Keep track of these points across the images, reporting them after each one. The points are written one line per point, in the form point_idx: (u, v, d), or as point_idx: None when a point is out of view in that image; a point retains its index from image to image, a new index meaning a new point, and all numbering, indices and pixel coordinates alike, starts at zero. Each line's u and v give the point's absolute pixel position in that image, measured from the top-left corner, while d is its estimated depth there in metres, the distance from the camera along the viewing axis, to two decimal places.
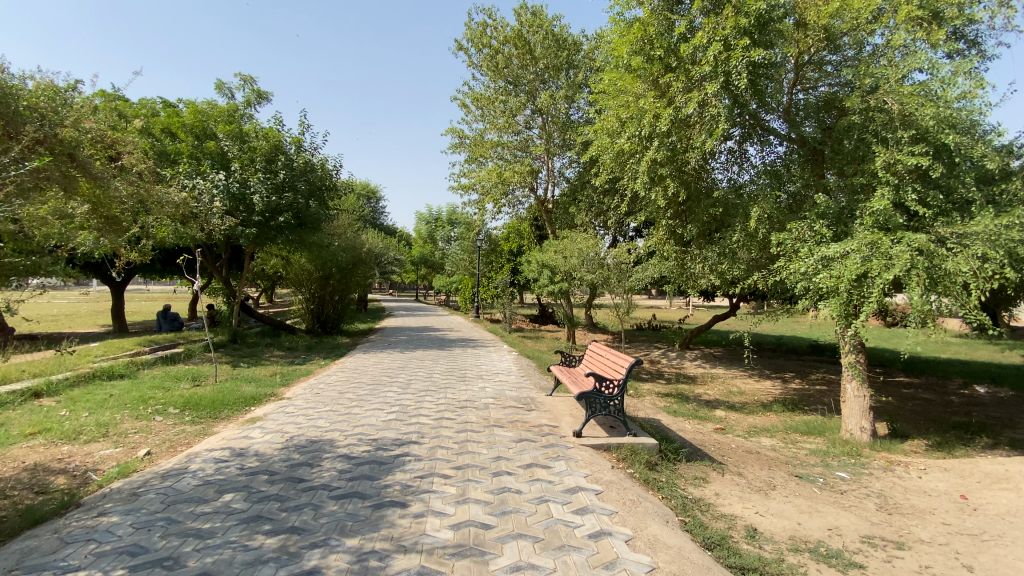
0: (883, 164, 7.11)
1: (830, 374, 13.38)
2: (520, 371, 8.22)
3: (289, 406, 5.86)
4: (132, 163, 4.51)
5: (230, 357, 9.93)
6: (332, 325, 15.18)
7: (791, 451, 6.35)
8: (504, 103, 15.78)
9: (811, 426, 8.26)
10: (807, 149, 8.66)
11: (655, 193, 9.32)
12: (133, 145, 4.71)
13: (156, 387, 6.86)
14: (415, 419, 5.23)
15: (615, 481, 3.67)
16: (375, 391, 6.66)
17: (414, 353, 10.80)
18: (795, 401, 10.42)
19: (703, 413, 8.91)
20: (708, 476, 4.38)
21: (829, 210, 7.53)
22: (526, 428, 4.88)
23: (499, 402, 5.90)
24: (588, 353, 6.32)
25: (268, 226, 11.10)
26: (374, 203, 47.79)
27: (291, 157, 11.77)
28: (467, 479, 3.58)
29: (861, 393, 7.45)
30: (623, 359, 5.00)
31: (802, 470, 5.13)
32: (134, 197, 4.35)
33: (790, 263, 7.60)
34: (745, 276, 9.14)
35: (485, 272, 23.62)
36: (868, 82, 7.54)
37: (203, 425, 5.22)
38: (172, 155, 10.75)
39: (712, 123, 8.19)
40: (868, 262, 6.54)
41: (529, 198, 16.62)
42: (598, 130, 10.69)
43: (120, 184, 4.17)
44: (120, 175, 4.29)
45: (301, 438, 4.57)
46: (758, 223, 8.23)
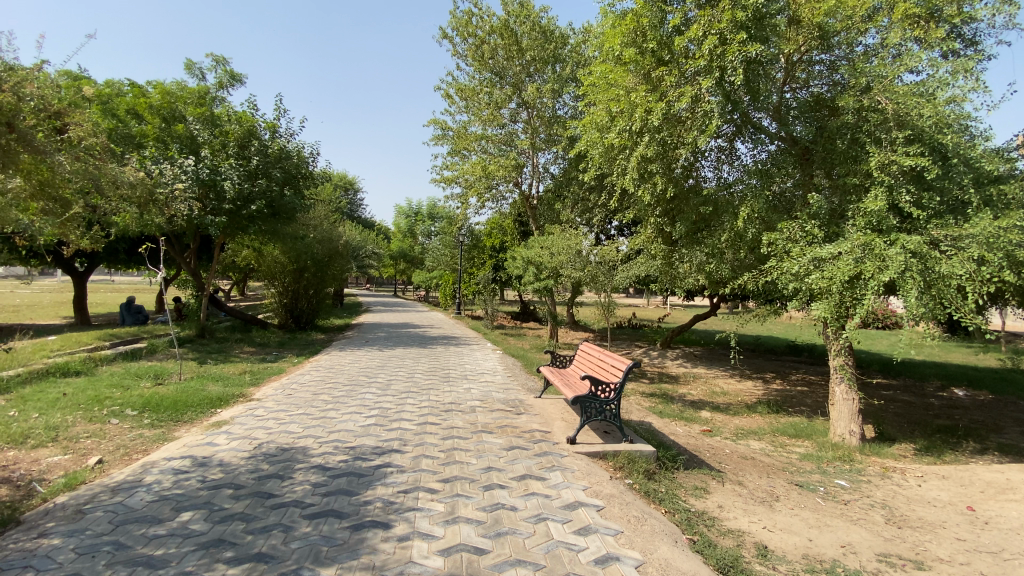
0: (876, 165, 6.99)
1: (810, 375, 13.46)
2: (505, 371, 7.91)
3: (260, 408, 5.44)
4: (82, 137, 4.05)
5: (197, 354, 9.37)
6: (306, 320, 14.66)
7: (783, 456, 6.21)
8: (488, 95, 15.42)
9: (798, 428, 8.18)
10: (797, 148, 8.53)
11: (643, 190, 9.06)
12: (85, 116, 4.23)
13: (114, 385, 6.32)
14: (397, 424, 4.89)
15: (615, 494, 3.41)
16: (353, 391, 6.28)
17: (394, 350, 10.40)
18: (779, 403, 10.38)
19: (690, 414, 8.76)
20: (709, 486, 4.16)
21: (821, 211, 7.42)
22: (516, 434, 4.58)
23: (486, 405, 5.59)
24: (580, 354, 6.04)
25: (240, 215, 10.50)
26: (352, 195, 46.77)
27: (265, 144, 11.19)
28: (456, 495, 3.26)
29: (850, 397, 7.38)
30: (619, 362, 4.73)
31: (799, 477, 4.98)
32: (81, 174, 3.91)
33: (781, 264, 7.43)
34: (732, 276, 8.99)
35: (466, 267, 23.21)
36: (862, 81, 7.44)
37: (164, 430, 4.76)
38: (136, 138, 10.06)
39: (704, 121, 8.02)
40: (861, 264, 6.43)
41: (513, 192, 16.31)
42: (587, 124, 10.41)
43: (65, 159, 3.73)
44: (66, 149, 3.86)
45: (271, 446, 4.17)
46: (748, 223, 8.07)
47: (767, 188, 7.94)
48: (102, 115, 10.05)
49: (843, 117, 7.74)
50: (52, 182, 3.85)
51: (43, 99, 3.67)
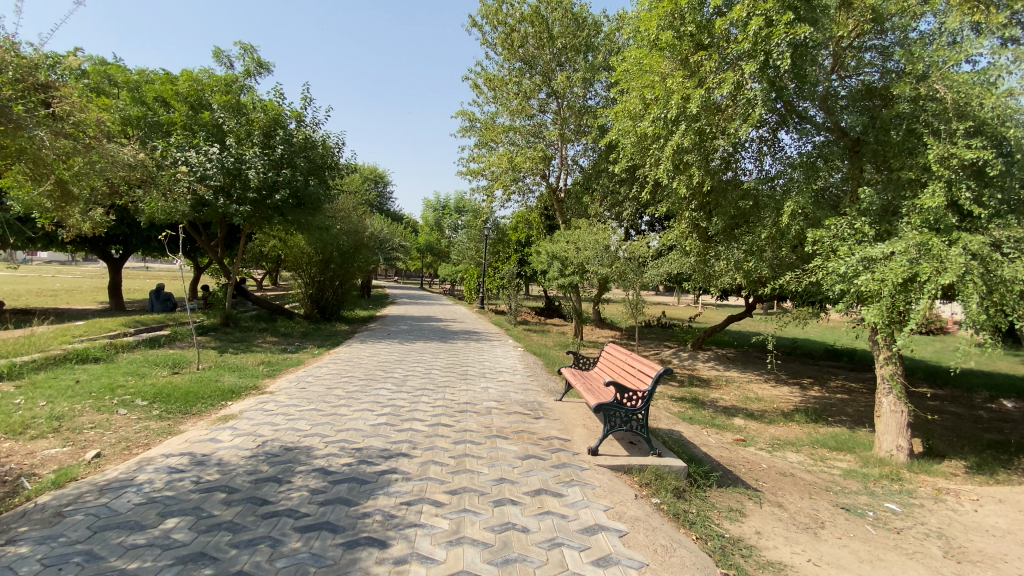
0: (935, 158, 6.31)
1: (850, 381, 12.69)
2: (526, 370, 7.60)
3: (270, 401, 5.27)
4: (66, 112, 4.00)
5: (219, 342, 9.37)
6: (331, 311, 14.69)
7: (823, 471, 5.72)
8: (517, 85, 15.03)
9: (839, 441, 7.59)
10: (847, 140, 7.83)
11: (677, 182, 8.55)
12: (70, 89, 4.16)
13: (129, 373, 6.28)
14: (408, 424, 4.63)
15: (641, 518, 3.05)
16: (367, 387, 6.06)
17: (414, 344, 10.22)
18: (817, 411, 9.76)
19: (720, 421, 8.28)
20: (745, 508, 3.75)
21: (873, 207, 6.78)
22: (533, 441, 4.25)
23: (503, 407, 5.27)
24: (605, 355, 5.67)
25: (264, 204, 10.35)
26: (382, 187, 47.14)
27: (291, 133, 11.07)
28: (464, 510, 2.96)
29: (898, 409, 6.78)
30: (647, 368, 4.36)
31: (845, 498, 4.50)
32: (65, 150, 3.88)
33: (827, 263, 6.86)
34: (773, 276, 8.44)
35: (491, 261, 22.94)
36: (919, 68, 6.77)
37: (170, 422, 4.62)
38: (165, 126, 10.16)
39: (746, 109, 7.48)
40: (917, 265, 5.83)
41: (540, 185, 15.92)
42: (619, 113, 9.94)
43: (46, 136, 3.70)
44: (48, 124, 3.82)
45: (274, 444, 3.96)
46: (791, 219, 7.48)
47: (814, 182, 7.33)
48: (132, 104, 10.14)
49: (896, 106, 7.07)
50: (42, 160, 3.87)
51: (20, 65, 3.67)
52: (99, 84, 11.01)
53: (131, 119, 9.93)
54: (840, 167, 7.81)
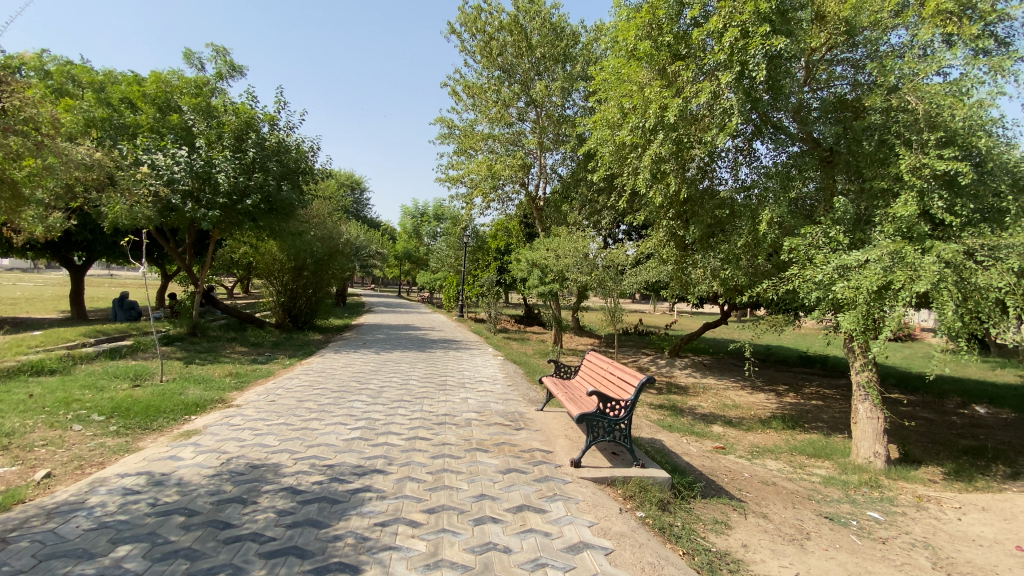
0: (907, 168, 6.48)
1: (824, 388, 12.90)
2: (506, 380, 7.46)
3: (237, 415, 5.00)
4: None
5: (186, 353, 8.97)
6: (304, 320, 14.33)
7: (803, 479, 5.73)
8: (496, 93, 15.01)
9: (816, 447, 7.65)
10: (819, 151, 7.99)
11: (655, 191, 8.55)
12: None
13: (87, 386, 5.92)
14: (383, 438, 4.44)
15: (627, 533, 2.94)
16: (341, 399, 5.83)
17: (391, 354, 9.98)
18: (794, 418, 9.86)
19: (700, 428, 8.28)
20: (730, 520, 3.68)
21: (847, 216, 6.88)
22: (514, 454, 4.12)
23: (483, 419, 5.12)
24: (586, 364, 5.59)
25: (235, 209, 10.02)
26: (358, 194, 46.54)
27: (263, 137, 10.74)
28: (442, 531, 2.80)
29: (874, 415, 6.88)
30: (630, 377, 4.27)
31: (827, 508, 4.48)
32: None
33: (803, 271, 6.91)
34: (750, 284, 8.50)
35: (470, 269, 22.76)
36: (891, 80, 6.95)
37: (129, 438, 4.33)
38: (132, 129, 9.76)
39: (723, 119, 7.56)
40: (891, 273, 5.93)
41: (519, 193, 15.89)
42: (598, 122, 9.96)
43: None
44: None
45: (240, 462, 3.73)
46: (768, 228, 7.53)
47: (789, 191, 7.43)
48: (96, 105, 9.71)
49: (868, 117, 7.24)
50: None
51: None
52: (63, 85, 10.59)
53: (95, 120, 9.54)
54: (813, 178, 7.90)
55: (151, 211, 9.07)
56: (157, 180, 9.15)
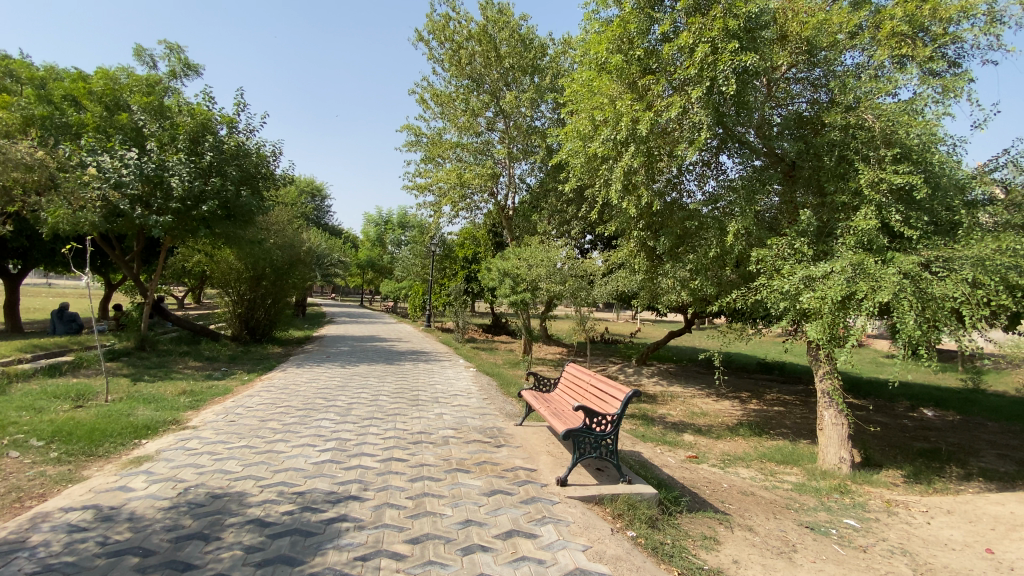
0: (867, 182, 6.74)
1: (784, 394, 13.29)
2: (480, 393, 7.26)
3: (193, 438, 4.61)
4: None
5: (133, 369, 8.33)
6: (262, 332, 13.70)
7: (777, 487, 5.79)
8: (464, 102, 14.89)
9: (784, 453, 7.81)
10: (782, 166, 8.21)
11: (627, 202, 8.54)
12: None
13: (21, 407, 5.34)
14: (356, 460, 4.17)
15: (622, 556, 2.83)
16: (307, 418, 5.49)
17: (357, 367, 9.60)
18: (759, 424, 10.08)
19: (672, 437, 8.31)
20: (718, 534, 3.64)
21: (810, 228, 7.06)
22: (497, 474, 3.95)
23: (460, 436, 4.93)
24: (565, 377, 5.49)
25: (189, 215, 9.46)
26: (318, 201, 45.31)
27: (221, 140, 10.17)
28: (429, 563, 2.62)
29: (839, 422, 7.08)
30: (615, 391, 4.18)
31: (806, 516, 4.52)
32: None
33: (770, 282, 7.03)
34: (718, 294, 8.62)
35: (436, 279, 22.40)
36: (850, 98, 7.25)
37: (73, 466, 3.87)
38: (75, 128, 9.07)
39: (693, 132, 7.69)
40: (854, 285, 6.11)
41: (488, 203, 15.78)
42: (569, 133, 9.96)
43: None
44: None
45: (199, 492, 3.40)
46: (735, 239, 7.64)
47: (756, 203, 7.57)
48: (36, 102, 9.05)
49: (829, 134, 7.50)
50: None
51: None
52: None
53: (35, 119, 8.85)
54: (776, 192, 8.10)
55: (97, 217, 8.43)
56: (104, 183, 8.55)
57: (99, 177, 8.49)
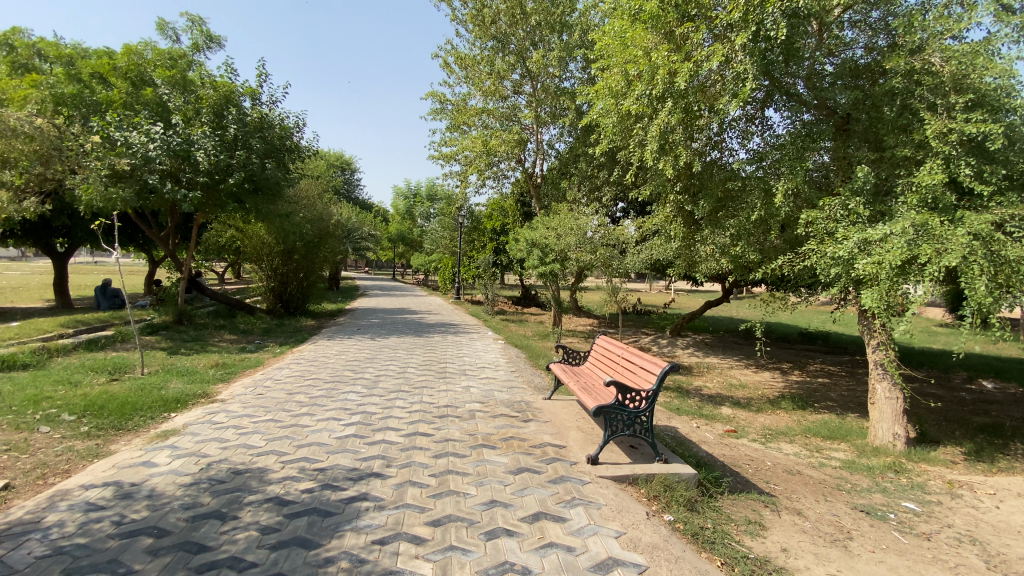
0: (934, 133, 6.02)
1: (829, 365, 12.66)
2: (509, 366, 7.09)
3: (221, 412, 4.60)
4: None
5: (170, 342, 8.53)
6: (296, 305, 13.88)
7: (823, 464, 5.45)
8: (490, 65, 14.33)
9: (830, 428, 7.38)
10: (836, 119, 7.46)
11: (663, 163, 8.01)
12: None
13: (60, 382, 5.49)
14: (380, 435, 4.05)
15: (659, 545, 2.60)
16: (335, 390, 5.44)
17: (387, 339, 9.59)
18: (802, 397, 9.62)
19: (709, 410, 8.00)
20: (764, 519, 3.36)
21: (867, 186, 6.41)
22: (525, 450, 3.76)
23: (487, 410, 4.76)
24: (597, 349, 5.21)
25: (217, 189, 9.47)
26: (348, 175, 45.62)
27: (244, 112, 10.09)
28: (450, 549, 2.44)
29: (894, 396, 6.59)
30: (650, 364, 3.88)
31: (859, 499, 4.17)
32: None
33: (822, 247, 6.48)
34: (761, 261, 8.08)
35: (465, 250, 22.25)
36: (915, 40, 6.48)
37: (101, 440, 3.95)
38: (103, 106, 9.02)
39: (736, 85, 7.08)
40: (916, 248, 5.51)
41: (515, 170, 15.35)
42: (600, 92, 9.39)
43: None
44: None
45: (221, 467, 3.35)
46: (783, 200, 7.05)
47: (806, 160, 6.93)
48: (65, 80, 9.03)
49: (889, 81, 6.75)
50: None
51: None
52: (30, 61, 9.95)
53: (64, 97, 8.87)
54: (826, 149, 7.36)
55: (128, 192, 8.49)
56: (132, 159, 8.57)
57: (126, 150, 8.51)
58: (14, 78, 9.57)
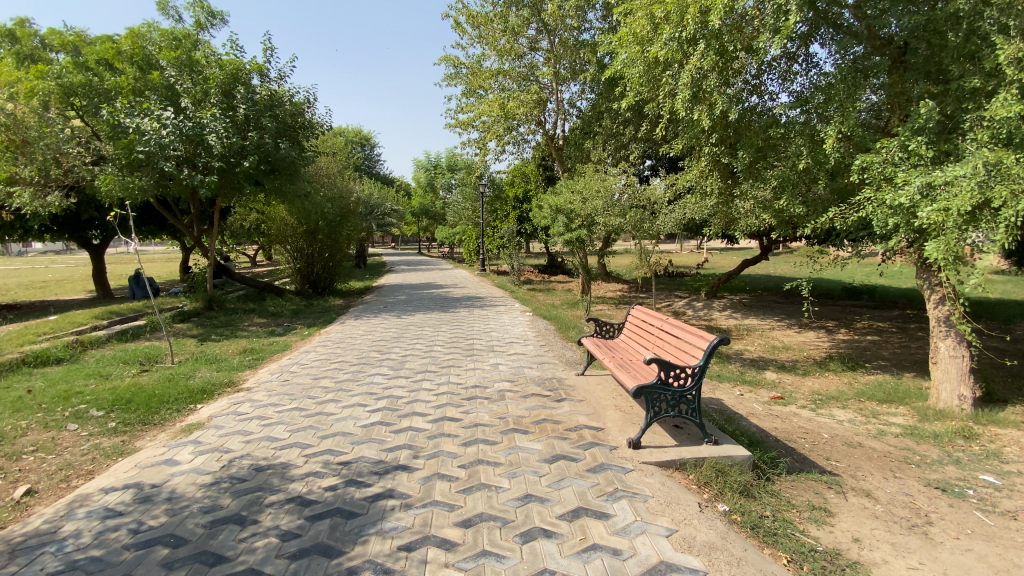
0: (1010, 59, 5.14)
1: (878, 322, 11.94)
2: (539, 339, 6.83)
3: (246, 402, 4.49)
4: None
5: (201, 329, 8.60)
6: (324, 285, 13.85)
7: (882, 431, 5.05)
8: (503, 21, 13.59)
9: (886, 391, 6.88)
10: (891, 50, 6.68)
11: (697, 113, 7.41)
12: None
13: (92, 375, 5.53)
14: (406, 421, 3.83)
15: (717, 545, 2.31)
16: (361, 373, 5.29)
17: (413, 316, 9.45)
18: (851, 356, 9.07)
19: (751, 375, 7.61)
20: (829, 503, 3.02)
21: (930, 124, 5.70)
22: (560, 434, 3.50)
23: (517, 389, 4.52)
24: (633, 320, 4.88)
25: (233, 172, 9.34)
26: (368, 150, 45.39)
27: (253, 90, 9.84)
28: (483, 556, 2.21)
29: (959, 354, 6.04)
30: (695, 338, 3.53)
31: (931, 473, 3.77)
32: None
33: (877, 195, 5.84)
34: (807, 216, 7.46)
35: (489, 221, 21.86)
36: None
37: (127, 437, 3.90)
38: (113, 93, 8.89)
39: (777, 19, 6.37)
40: (988, 190, 4.85)
41: (536, 133, 14.73)
42: (623, 39, 8.73)
43: None
44: None
45: (243, 464, 3.21)
46: (834, 146, 6.40)
47: (859, 99, 6.21)
48: (74, 70, 8.91)
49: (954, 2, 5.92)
50: None
51: None
52: (35, 51, 9.79)
53: (72, 86, 8.76)
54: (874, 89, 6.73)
55: (145, 180, 8.50)
56: (146, 145, 8.46)
57: (138, 136, 8.39)
58: (22, 71, 9.46)
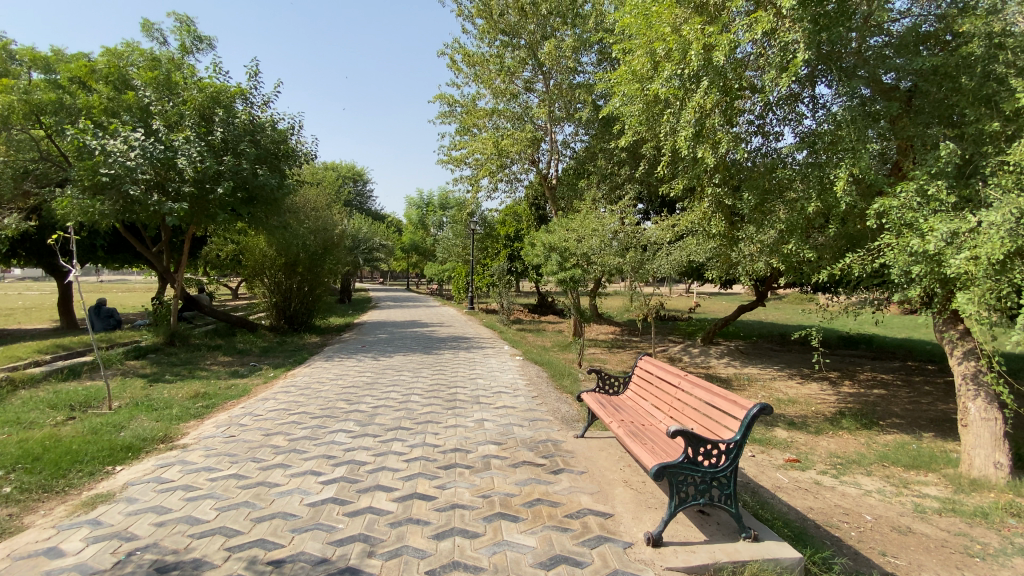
0: None
1: (881, 374, 11.39)
2: (530, 390, 6.13)
3: (175, 465, 3.71)
4: None
5: (155, 368, 7.74)
6: (301, 321, 13.00)
7: (924, 506, 4.37)
8: (499, 63, 13.53)
9: (910, 454, 6.21)
10: (898, 95, 6.26)
11: (700, 152, 7.00)
12: None
13: (6, 422, 4.68)
14: (367, 499, 3.09)
15: None
16: (322, 429, 4.52)
17: (392, 358, 8.70)
18: (862, 412, 8.44)
19: (761, 433, 6.90)
20: None
21: (949, 167, 5.23)
22: (560, 523, 2.77)
23: (506, 455, 3.81)
24: (641, 374, 4.25)
25: (205, 198, 8.73)
26: (360, 186, 45.45)
27: (233, 114, 9.39)
28: None
29: (991, 417, 5.41)
30: (725, 405, 2.91)
31: (1007, 573, 3.09)
32: None
33: (892, 241, 5.33)
34: (816, 262, 6.99)
35: (478, 259, 21.37)
36: None
37: (14, 510, 3.09)
38: (85, 112, 8.34)
39: (783, 58, 6.07)
40: (1019, 238, 4.27)
41: (529, 172, 14.42)
42: (621, 78, 8.47)
43: None
44: None
45: (141, 562, 2.43)
46: (846, 190, 5.96)
47: (870, 143, 5.81)
48: (43, 87, 8.36)
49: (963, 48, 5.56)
50: None
51: None
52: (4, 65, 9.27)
53: (40, 103, 8.12)
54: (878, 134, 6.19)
55: (107, 207, 7.78)
56: (109, 168, 7.84)
57: (101, 157, 7.79)
58: None
